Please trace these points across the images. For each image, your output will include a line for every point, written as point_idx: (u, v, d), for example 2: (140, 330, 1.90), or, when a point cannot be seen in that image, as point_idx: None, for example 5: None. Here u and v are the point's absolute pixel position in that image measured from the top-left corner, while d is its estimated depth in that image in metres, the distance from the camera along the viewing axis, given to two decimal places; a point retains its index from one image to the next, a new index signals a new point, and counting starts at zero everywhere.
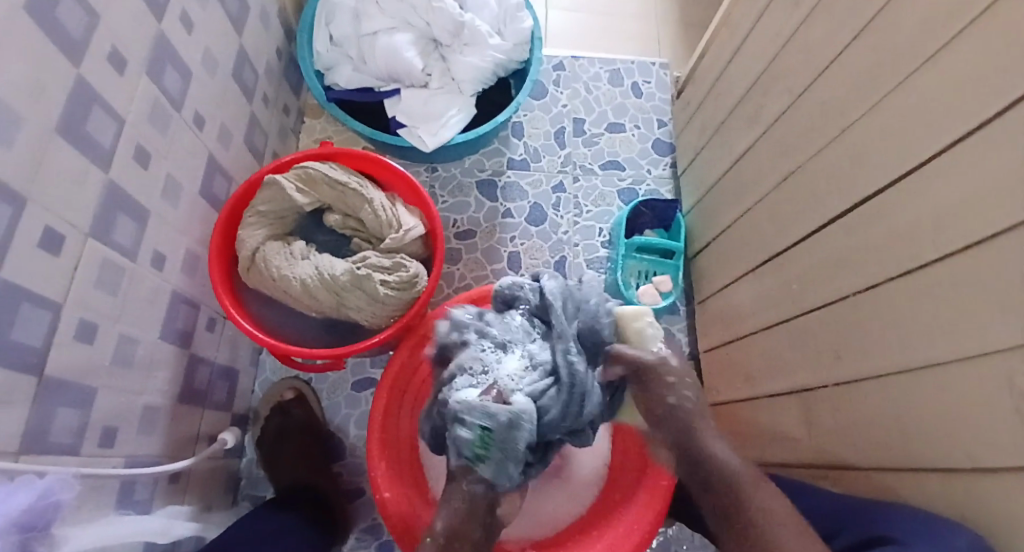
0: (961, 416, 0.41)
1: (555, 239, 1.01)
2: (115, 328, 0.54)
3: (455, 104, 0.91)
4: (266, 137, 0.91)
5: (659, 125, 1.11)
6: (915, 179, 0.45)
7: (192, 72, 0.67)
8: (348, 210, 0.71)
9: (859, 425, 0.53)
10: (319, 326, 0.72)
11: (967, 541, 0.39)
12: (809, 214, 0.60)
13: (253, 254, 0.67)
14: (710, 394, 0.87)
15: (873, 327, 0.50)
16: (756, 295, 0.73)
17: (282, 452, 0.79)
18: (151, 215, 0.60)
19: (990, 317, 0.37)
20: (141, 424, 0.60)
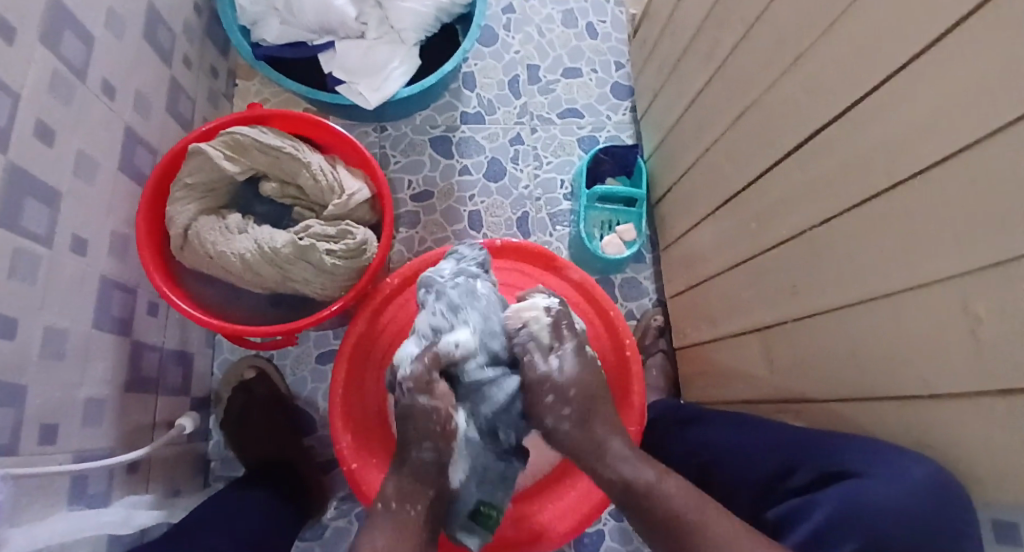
0: (916, 345, 0.41)
1: (516, 194, 0.98)
2: (40, 320, 0.50)
3: (397, 55, 0.86)
4: (193, 104, 0.84)
5: (617, 68, 1.06)
6: (868, 106, 0.43)
7: (94, 33, 0.60)
8: (286, 176, 0.67)
9: (818, 360, 0.53)
10: (268, 302, 0.69)
11: (922, 472, 0.40)
12: (765, 150, 0.58)
13: (185, 231, 0.63)
14: (677, 339, 0.87)
15: (828, 261, 0.49)
16: (716, 238, 0.72)
17: (251, 430, 0.77)
18: (65, 196, 0.55)
19: (944, 243, 0.37)
20: (86, 418, 0.57)
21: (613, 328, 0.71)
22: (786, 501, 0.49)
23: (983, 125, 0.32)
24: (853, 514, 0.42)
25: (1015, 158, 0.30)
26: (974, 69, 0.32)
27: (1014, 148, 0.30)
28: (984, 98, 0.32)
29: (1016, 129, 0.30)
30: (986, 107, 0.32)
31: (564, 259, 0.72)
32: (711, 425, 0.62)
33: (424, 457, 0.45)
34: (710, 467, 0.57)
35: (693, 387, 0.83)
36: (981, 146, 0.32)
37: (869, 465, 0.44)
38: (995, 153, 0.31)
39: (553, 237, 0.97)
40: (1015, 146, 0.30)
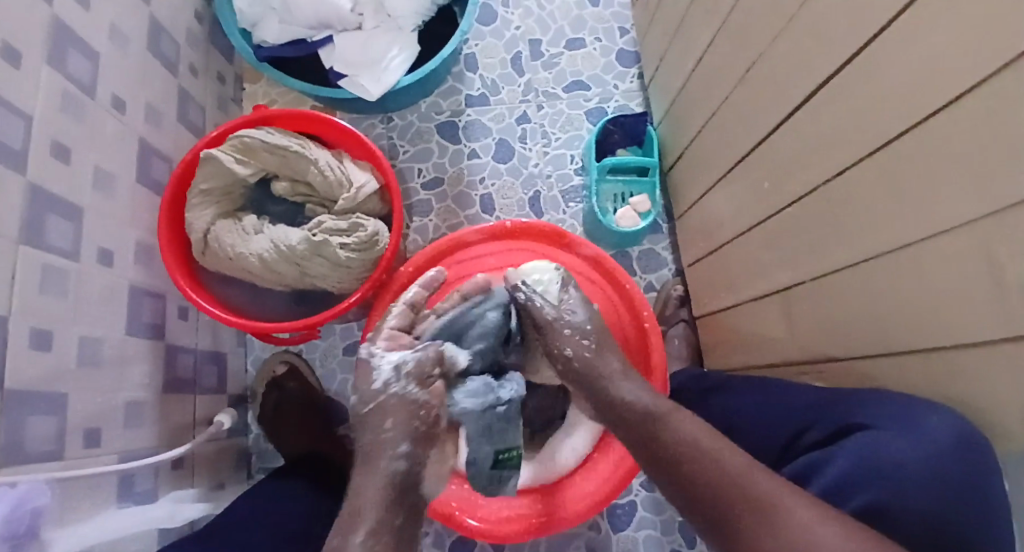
0: (939, 297, 0.39)
1: (526, 173, 0.97)
2: (73, 330, 0.53)
3: (396, 43, 0.85)
4: (203, 111, 0.86)
5: (621, 34, 1.03)
6: (876, 50, 0.40)
7: (99, 51, 0.62)
8: (295, 175, 0.68)
9: (840, 318, 0.51)
10: (290, 299, 0.71)
11: (941, 425, 0.39)
12: (774, 106, 0.56)
13: (204, 236, 0.65)
14: (698, 308, 0.86)
15: (844, 216, 0.48)
16: (731, 202, 0.70)
17: (285, 423, 0.80)
18: (87, 211, 0.57)
19: (962, 188, 0.35)
20: (127, 420, 0.60)
21: (631, 301, 0.70)
22: (801, 459, 0.48)
23: (992, 58, 0.30)
24: (869, 469, 0.41)
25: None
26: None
27: None
28: (992, 28, 0.30)
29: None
30: (995, 38, 0.30)
31: (576, 235, 0.71)
32: (732, 392, 0.61)
33: (395, 467, 0.49)
34: (732, 432, 0.57)
35: (716, 355, 0.81)
36: (992, 81, 0.30)
37: (887, 420, 0.43)
38: (1008, 87, 0.29)
39: (566, 215, 0.96)
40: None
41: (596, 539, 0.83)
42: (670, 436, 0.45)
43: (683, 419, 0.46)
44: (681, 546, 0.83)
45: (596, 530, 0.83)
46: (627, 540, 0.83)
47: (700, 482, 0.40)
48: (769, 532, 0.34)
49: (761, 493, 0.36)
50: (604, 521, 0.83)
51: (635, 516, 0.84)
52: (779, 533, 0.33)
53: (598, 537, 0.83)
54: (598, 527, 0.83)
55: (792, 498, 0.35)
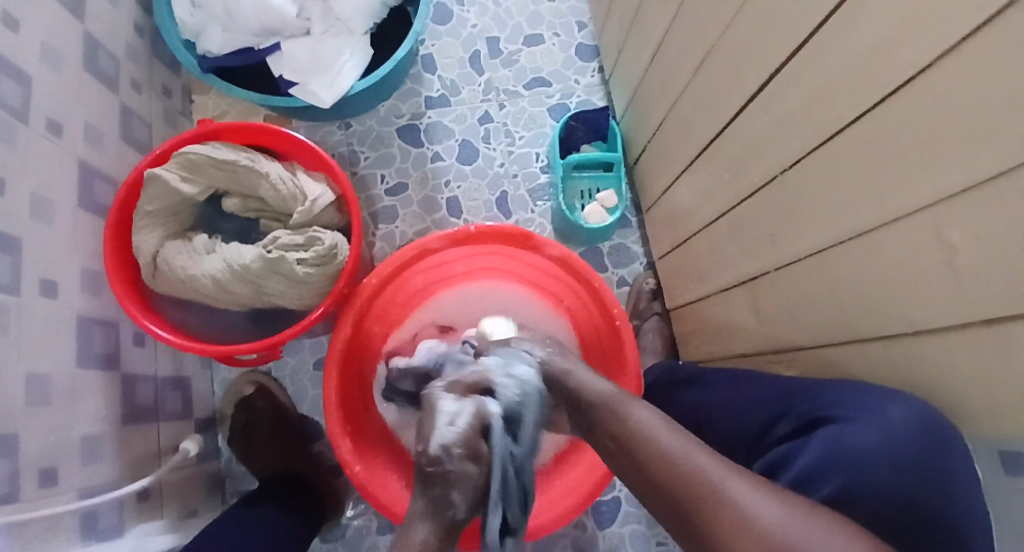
0: (898, 281, 0.39)
1: (492, 173, 0.96)
2: (19, 368, 0.50)
3: (348, 48, 0.83)
4: (149, 127, 0.82)
5: (579, 28, 1.02)
6: (820, 40, 0.40)
7: (28, 71, 0.58)
8: (247, 190, 0.66)
9: (805, 306, 0.51)
10: (250, 318, 0.69)
11: (903, 410, 0.40)
12: (729, 96, 0.56)
13: (153, 259, 0.62)
14: (669, 300, 0.86)
15: (801, 206, 0.48)
16: (694, 194, 0.70)
17: (255, 446, 0.77)
18: (25, 241, 0.54)
19: (914, 174, 0.34)
20: (84, 455, 0.58)
21: (601, 300, 0.69)
22: (773, 451, 0.47)
23: (935, 46, 0.29)
24: (836, 454, 0.41)
25: (970, 76, 0.28)
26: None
27: (970, 65, 0.28)
28: (927, 13, 0.29)
29: (965, 48, 0.27)
30: (931, 24, 0.29)
31: (541, 236, 0.69)
32: (704, 385, 0.60)
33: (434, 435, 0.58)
34: (704, 425, 0.57)
35: (689, 346, 0.81)
36: (935, 70, 0.30)
37: (856, 412, 0.43)
38: (949, 73, 0.29)
39: (534, 213, 0.95)
40: (966, 66, 0.28)
41: (582, 539, 0.83)
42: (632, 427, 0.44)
43: (645, 408, 0.46)
44: (667, 538, 0.83)
45: (582, 530, 0.83)
46: (613, 537, 0.82)
47: (661, 473, 0.38)
48: (724, 515, 0.33)
49: (713, 479, 0.35)
50: (589, 520, 0.83)
51: (620, 512, 0.83)
52: (727, 518, 0.32)
53: (584, 535, 0.82)
54: (583, 525, 0.83)
55: (740, 482, 0.34)
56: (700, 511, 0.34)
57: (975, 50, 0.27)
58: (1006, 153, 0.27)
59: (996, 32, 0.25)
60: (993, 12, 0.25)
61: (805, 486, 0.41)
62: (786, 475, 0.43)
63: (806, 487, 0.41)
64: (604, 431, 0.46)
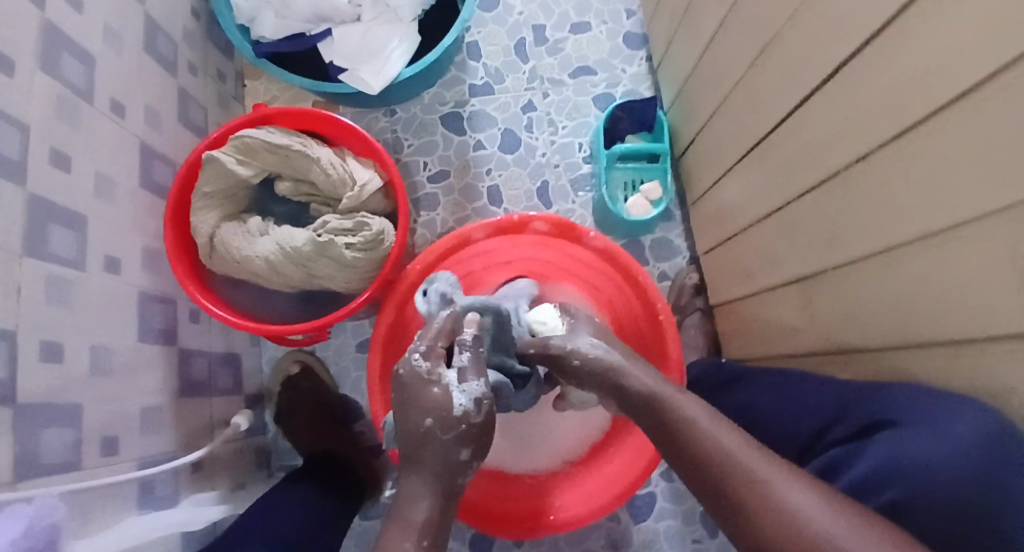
0: (976, 284, 0.37)
1: (534, 163, 0.95)
2: (84, 340, 0.53)
3: (396, 34, 0.83)
4: (205, 111, 0.85)
5: (627, 16, 1.00)
6: (897, 31, 0.37)
7: (93, 54, 0.61)
8: (298, 174, 0.67)
9: (866, 306, 0.49)
10: (299, 300, 0.71)
11: (970, 426, 0.37)
12: (789, 89, 0.53)
13: (210, 240, 0.64)
14: (713, 296, 0.83)
15: (869, 205, 0.45)
16: (746, 189, 0.67)
17: (297, 422, 0.80)
18: (90, 219, 0.57)
19: (1000, 172, 0.32)
20: (142, 425, 0.60)
21: (644, 294, 0.69)
22: (826, 454, 0.47)
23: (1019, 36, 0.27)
24: (891, 463, 0.41)
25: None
26: None
27: None
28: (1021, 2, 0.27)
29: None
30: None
31: (584, 227, 0.70)
32: (754, 385, 0.58)
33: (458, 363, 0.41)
34: (752, 425, 0.56)
35: (734, 345, 0.79)
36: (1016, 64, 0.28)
37: (916, 420, 0.41)
38: None
39: (576, 204, 0.94)
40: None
41: (616, 532, 0.82)
42: (674, 423, 0.42)
43: (695, 404, 0.43)
44: (702, 537, 0.82)
45: (616, 522, 0.82)
46: (647, 530, 0.82)
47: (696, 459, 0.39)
48: (769, 514, 0.33)
49: (755, 477, 0.35)
50: (623, 512, 0.83)
51: (655, 506, 0.83)
52: (767, 511, 0.33)
53: (618, 528, 0.82)
54: (618, 519, 0.82)
55: (798, 491, 0.33)
56: (734, 493, 0.35)
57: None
58: None
59: None
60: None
61: (862, 491, 0.42)
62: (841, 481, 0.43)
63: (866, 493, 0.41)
64: (651, 420, 0.45)
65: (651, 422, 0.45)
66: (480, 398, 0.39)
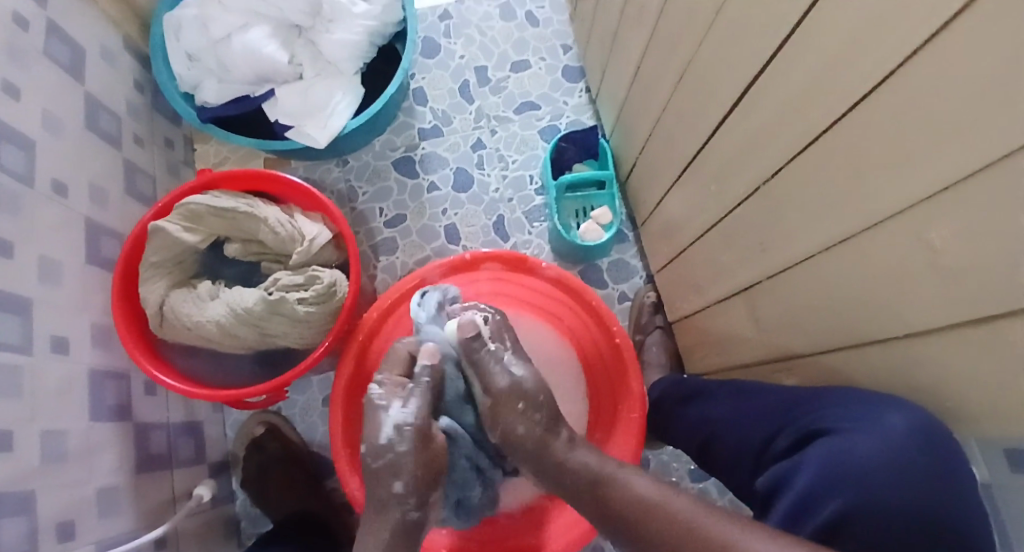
0: (888, 285, 0.39)
1: (488, 199, 0.97)
2: (35, 427, 0.52)
3: (338, 88, 0.85)
4: (153, 180, 0.85)
5: (564, 51, 1.04)
6: (788, 60, 0.40)
7: (32, 138, 0.61)
8: (247, 235, 0.68)
9: (802, 312, 0.51)
10: (256, 361, 0.70)
11: (904, 420, 0.39)
12: (710, 111, 0.56)
13: (159, 309, 0.63)
14: (671, 313, 0.85)
15: (791, 217, 0.48)
16: (686, 206, 0.70)
17: (268, 486, 0.77)
18: (36, 302, 0.56)
19: (892, 180, 0.34)
20: (101, 507, 0.59)
21: (600, 318, 0.71)
22: (774, 467, 0.47)
23: (903, 48, 0.29)
24: (840, 466, 0.42)
25: (932, 87, 0.28)
26: (867, 11, 0.31)
27: (930, 71, 0.28)
28: (882, 26, 0.30)
29: (918, 63, 0.28)
30: (891, 35, 0.30)
31: (535, 258, 0.72)
32: (709, 399, 0.59)
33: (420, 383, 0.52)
34: (711, 441, 0.56)
35: (695, 359, 0.81)
36: (899, 75, 0.30)
37: (855, 421, 0.42)
38: (915, 85, 0.29)
39: (532, 235, 0.96)
40: (929, 77, 0.28)
41: None
42: (620, 500, 0.43)
43: (634, 474, 0.45)
44: None
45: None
46: None
47: (654, 530, 0.39)
48: None
49: (722, 538, 0.36)
50: (606, 542, 0.82)
51: None
52: None
53: None
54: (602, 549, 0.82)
55: (756, 539, 0.34)
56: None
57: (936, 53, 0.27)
58: (983, 153, 0.27)
59: (948, 41, 0.26)
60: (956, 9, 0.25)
61: (805, 510, 0.43)
62: (789, 498, 0.44)
63: (807, 510, 0.42)
64: (591, 499, 0.45)
65: (595, 507, 0.45)
66: (403, 428, 0.47)
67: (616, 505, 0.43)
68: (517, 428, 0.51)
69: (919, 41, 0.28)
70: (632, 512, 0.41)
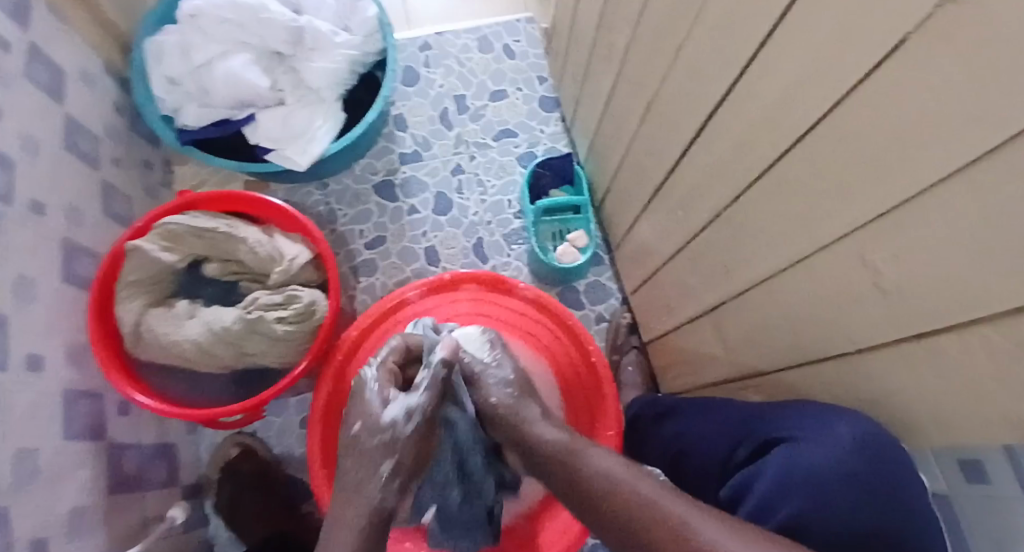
0: (837, 301, 0.42)
1: (467, 223, 0.99)
2: (8, 445, 0.51)
3: (319, 114, 0.88)
4: (130, 201, 0.85)
5: (540, 82, 1.09)
6: (742, 94, 0.44)
7: (10, 156, 0.61)
8: (226, 255, 0.68)
9: (763, 329, 0.54)
10: (232, 381, 0.70)
11: (851, 431, 0.42)
12: (674, 140, 0.60)
13: (135, 329, 0.63)
14: (645, 333, 0.88)
15: (750, 239, 0.51)
16: (655, 230, 0.73)
17: (242, 512, 0.77)
18: (10, 319, 0.56)
19: (834, 204, 0.38)
20: (71, 530, 0.57)
21: (576, 337, 0.73)
22: (736, 475, 0.49)
23: (841, 86, 0.32)
24: (796, 474, 0.44)
25: (864, 121, 0.32)
26: (806, 53, 0.34)
27: (864, 108, 0.31)
28: (819, 66, 0.34)
29: (851, 101, 0.32)
30: (828, 75, 0.33)
31: (513, 279, 0.74)
32: (680, 415, 0.61)
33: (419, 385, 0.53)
34: (683, 456, 0.58)
35: (669, 378, 0.83)
36: (837, 111, 0.34)
37: (808, 431, 0.45)
38: (849, 124, 0.33)
39: (510, 257, 0.98)
40: (861, 111, 0.31)
41: None
42: (588, 476, 0.42)
43: (606, 455, 0.44)
44: None
45: None
46: None
47: (618, 508, 0.38)
48: None
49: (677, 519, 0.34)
50: None
51: None
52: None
53: None
54: None
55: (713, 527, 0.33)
56: (660, 538, 0.34)
57: (869, 91, 0.30)
58: (912, 178, 0.30)
59: (876, 81, 0.29)
60: (882, 54, 0.28)
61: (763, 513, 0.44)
62: (748, 504, 0.46)
63: (766, 512, 0.44)
64: (562, 476, 0.44)
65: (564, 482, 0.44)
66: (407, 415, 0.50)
67: (582, 482, 0.42)
68: (492, 399, 0.54)
69: (853, 79, 0.31)
70: (601, 491, 0.40)
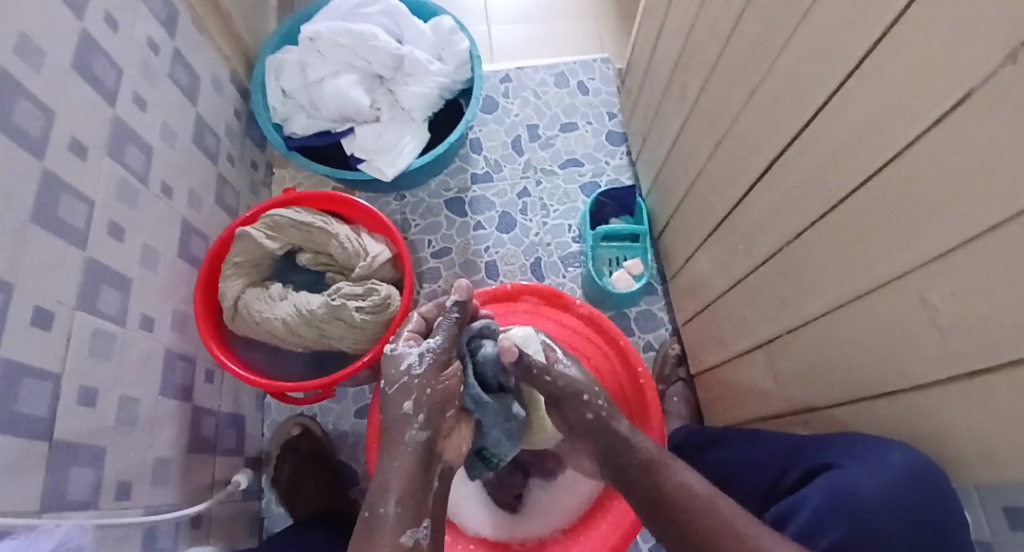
0: (893, 339, 0.43)
1: (528, 242, 1.05)
2: (115, 391, 0.59)
3: (408, 132, 0.97)
4: (237, 194, 0.96)
5: (610, 118, 1.15)
6: (809, 137, 0.47)
7: (152, 145, 0.72)
8: (318, 248, 0.76)
9: (816, 365, 0.55)
10: (308, 361, 0.77)
11: (903, 457, 0.43)
12: (741, 177, 0.63)
13: (235, 303, 0.72)
14: (694, 365, 0.90)
15: (808, 274, 0.53)
16: (713, 263, 0.76)
17: (300, 487, 0.83)
18: (135, 283, 0.65)
19: (895, 243, 0.40)
20: (154, 476, 0.64)
21: (626, 357, 0.76)
22: (779, 501, 0.50)
23: (907, 132, 0.35)
24: (841, 500, 0.45)
25: (929, 166, 0.34)
26: (877, 102, 0.38)
27: (929, 154, 0.34)
28: (888, 114, 0.37)
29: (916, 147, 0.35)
30: (895, 122, 0.36)
31: (570, 295, 0.79)
32: (725, 445, 0.63)
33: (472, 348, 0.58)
34: (724, 484, 0.59)
35: (715, 411, 0.84)
36: (901, 156, 0.36)
37: (855, 460, 0.46)
38: (913, 169, 0.36)
39: (566, 278, 1.03)
40: (925, 157, 0.34)
41: None
42: (670, 486, 0.46)
43: (688, 470, 0.48)
44: None
45: None
46: None
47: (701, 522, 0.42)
48: None
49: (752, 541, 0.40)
50: None
51: None
52: None
53: None
54: None
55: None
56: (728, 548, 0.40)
57: (933, 138, 0.33)
58: (970, 220, 0.32)
59: (944, 129, 0.32)
60: (947, 106, 0.31)
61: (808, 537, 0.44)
62: (793, 529, 0.46)
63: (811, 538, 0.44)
64: (646, 487, 0.47)
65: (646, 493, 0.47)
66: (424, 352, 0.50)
67: (666, 494, 0.46)
68: (588, 415, 0.55)
69: (921, 128, 0.34)
70: (681, 504, 0.44)
